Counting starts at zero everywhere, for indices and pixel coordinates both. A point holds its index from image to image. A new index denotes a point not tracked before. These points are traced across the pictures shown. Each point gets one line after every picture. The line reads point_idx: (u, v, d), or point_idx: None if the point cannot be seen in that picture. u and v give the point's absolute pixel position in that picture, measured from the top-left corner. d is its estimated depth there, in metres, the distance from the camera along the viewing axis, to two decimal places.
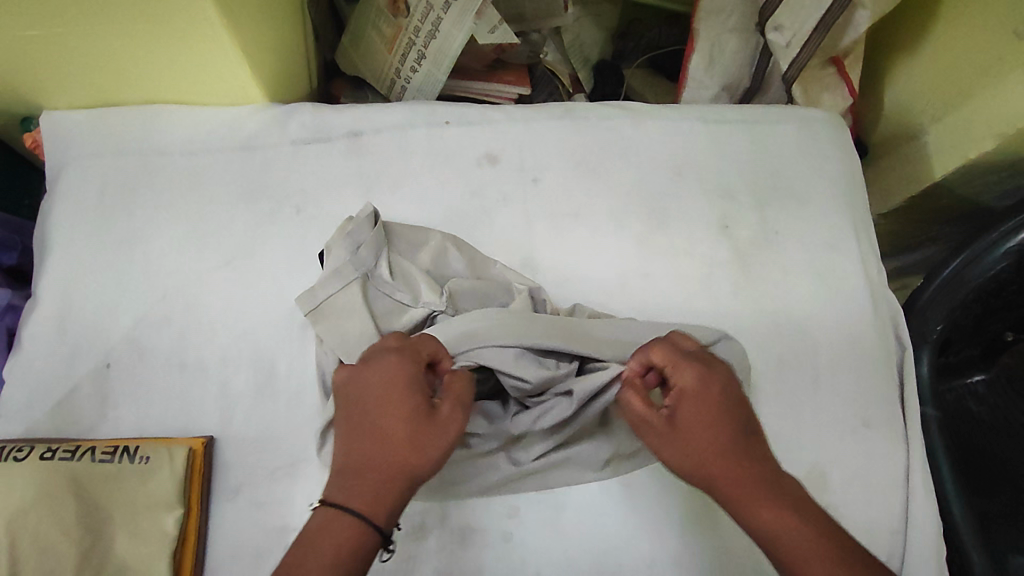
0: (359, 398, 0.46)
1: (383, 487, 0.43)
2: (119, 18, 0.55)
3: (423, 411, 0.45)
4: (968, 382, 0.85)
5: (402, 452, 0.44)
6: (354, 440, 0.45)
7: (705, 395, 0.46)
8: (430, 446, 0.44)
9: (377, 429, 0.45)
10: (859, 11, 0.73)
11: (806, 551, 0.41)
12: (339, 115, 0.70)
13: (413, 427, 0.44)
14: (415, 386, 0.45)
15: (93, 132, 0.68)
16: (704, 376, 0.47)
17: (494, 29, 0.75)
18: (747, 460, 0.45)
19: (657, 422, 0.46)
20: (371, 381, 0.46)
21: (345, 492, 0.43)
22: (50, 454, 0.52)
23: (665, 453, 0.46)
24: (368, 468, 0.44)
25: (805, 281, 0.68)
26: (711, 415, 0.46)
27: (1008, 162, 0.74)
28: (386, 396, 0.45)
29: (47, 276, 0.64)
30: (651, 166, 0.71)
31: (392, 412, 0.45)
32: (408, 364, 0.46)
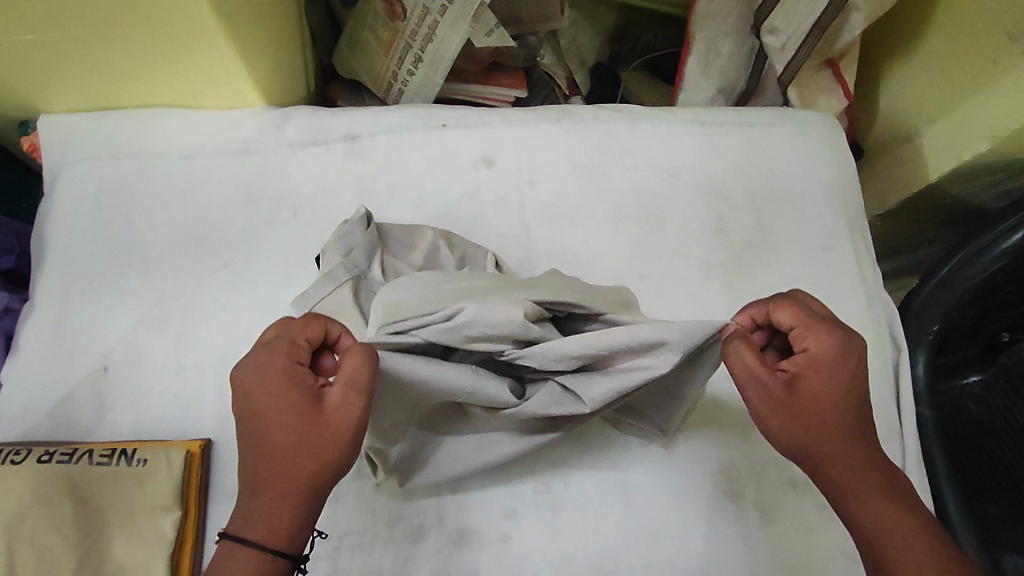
0: (245, 410, 0.43)
1: (285, 502, 0.42)
2: (117, 22, 0.55)
3: (313, 405, 0.42)
4: (966, 383, 0.84)
5: (299, 462, 0.42)
6: (246, 455, 0.43)
7: (833, 364, 0.45)
8: (325, 450, 0.42)
9: (266, 442, 0.42)
10: (853, 14, 0.73)
11: (901, 534, 0.42)
12: (337, 118, 0.70)
13: (304, 433, 0.42)
14: (299, 382, 0.43)
15: (90, 135, 0.67)
16: (841, 344, 0.45)
17: (490, 32, 0.75)
18: (860, 439, 0.45)
19: (775, 386, 0.45)
20: (253, 387, 0.43)
21: (249, 501, 0.42)
22: (47, 457, 0.51)
23: (776, 418, 0.45)
24: (264, 485, 0.42)
25: (801, 282, 0.68)
26: (836, 386, 0.45)
27: (1002, 162, 0.75)
28: (271, 404, 0.43)
29: (45, 279, 0.64)
30: (648, 168, 0.72)
31: (279, 418, 0.42)
32: (287, 357, 0.43)
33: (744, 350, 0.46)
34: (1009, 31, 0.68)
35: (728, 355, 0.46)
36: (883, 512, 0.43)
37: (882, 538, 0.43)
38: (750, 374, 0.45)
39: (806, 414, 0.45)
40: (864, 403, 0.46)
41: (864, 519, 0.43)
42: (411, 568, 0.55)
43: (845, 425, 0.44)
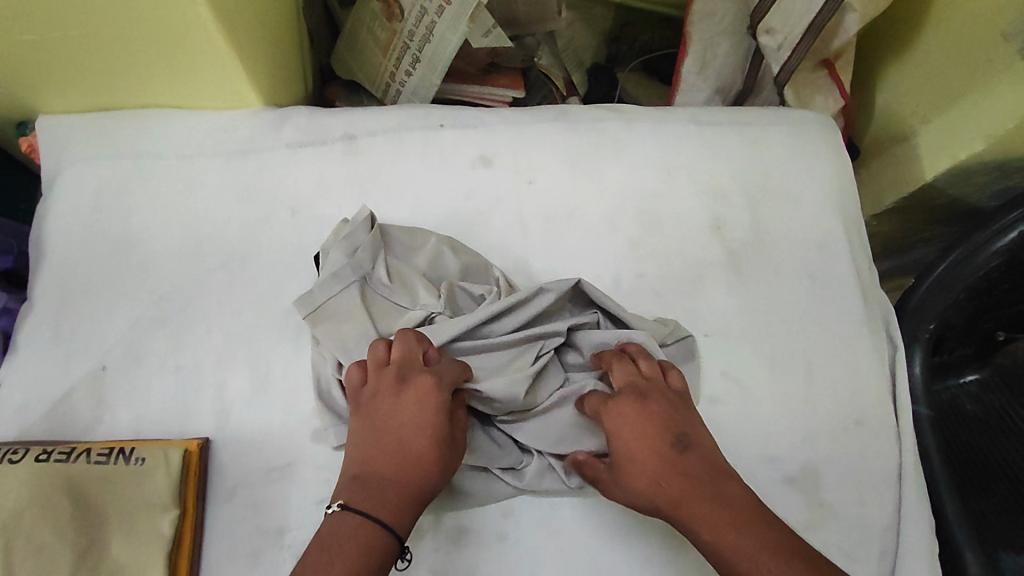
0: (391, 413, 0.49)
1: (409, 505, 0.47)
2: (114, 22, 0.55)
3: (449, 435, 0.50)
4: (962, 382, 0.86)
5: (432, 471, 0.48)
6: (381, 450, 0.48)
7: (624, 426, 0.50)
8: (450, 469, 0.49)
9: (407, 446, 0.48)
10: (849, 14, 0.73)
11: (736, 554, 0.42)
12: (335, 118, 0.71)
13: (441, 449, 0.49)
14: (445, 412, 0.50)
15: (89, 136, 0.68)
16: (618, 412, 0.51)
17: (487, 32, 0.75)
18: (676, 480, 0.46)
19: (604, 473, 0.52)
20: (404, 399, 0.49)
21: (374, 501, 0.46)
22: (45, 456, 0.52)
23: (619, 496, 0.51)
24: (400, 479, 0.47)
25: (797, 281, 0.69)
26: (634, 443, 0.49)
27: (996, 162, 0.75)
28: (420, 419, 0.49)
29: (43, 279, 0.64)
30: (644, 168, 0.72)
31: (425, 436, 0.49)
32: (444, 389, 0.50)
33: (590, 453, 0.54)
34: (1005, 30, 0.69)
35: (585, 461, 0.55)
36: (714, 540, 0.44)
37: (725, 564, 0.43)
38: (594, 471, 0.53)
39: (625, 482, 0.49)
40: (670, 442, 0.48)
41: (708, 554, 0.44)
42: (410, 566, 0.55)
43: (651, 474, 0.47)
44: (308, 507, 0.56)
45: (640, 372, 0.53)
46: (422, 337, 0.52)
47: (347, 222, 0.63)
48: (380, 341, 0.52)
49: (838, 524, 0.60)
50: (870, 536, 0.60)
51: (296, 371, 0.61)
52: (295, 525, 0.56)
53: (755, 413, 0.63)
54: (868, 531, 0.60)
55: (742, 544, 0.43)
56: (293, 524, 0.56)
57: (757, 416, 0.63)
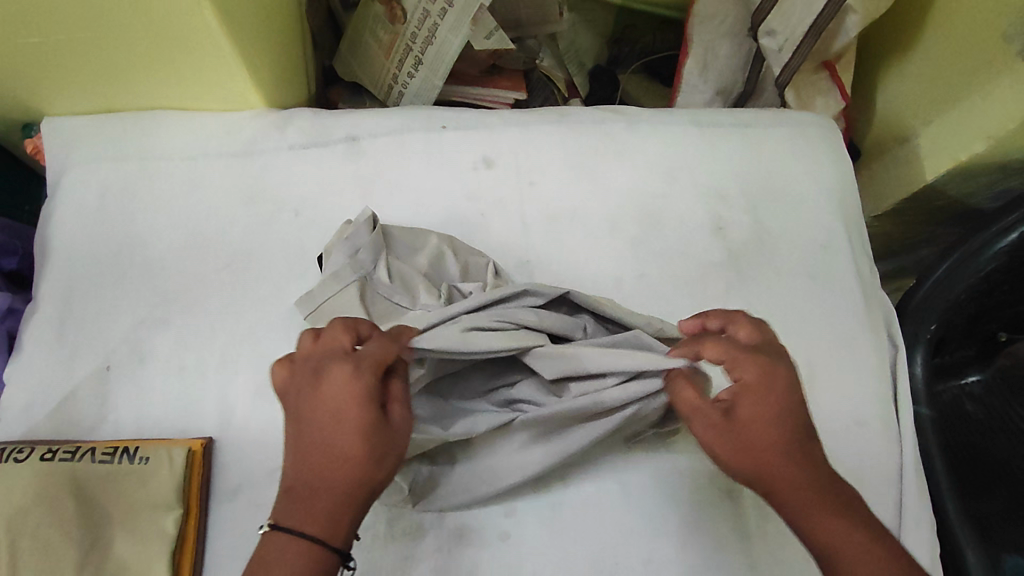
0: (312, 412, 0.43)
1: (340, 513, 0.41)
2: (119, 24, 0.56)
3: (379, 421, 0.43)
4: (963, 383, 0.85)
5: (360, 469, 0.41)
6: (304, 456, 0.42)
7: (767, 387, 0.45)
8: (387, 460, 0.42)
9: (331, 445, 0.42)
10: (849, 15, 0.74)
11: (858, 556, 0.40)
12: (338, 120, 0.71)
13: (369, 442, 0.42)
14: (369, 399, 0.43)
15: (94, 137, 0.68)
16: (768, 372, 0.45)
17: (489, 35, 0.76)
18: (807, 465, 0.43)
19: (714, 416, 0.45)
20: (323, 394, 0.43)
21: (298, 516, 0.41)
22: (51, 455, 0.52)
23: (718, 448, 0.44)
24: (324, 487, 0.41)
25: (798, 281, 0.69)
26: (775, 412, 0.44)
27: (996, 163, 0.75)
28: (339, 413, 0.42)
29: (47, 280, 0.65)
30: (646, 170, 0.72)
31: (347, 433, 0.42)
32: (363, 374, 0.43)
33: (685, 386, 0.48)
34: (1005, 31, 0.69)
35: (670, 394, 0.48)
36: (838, 537, 0.41)
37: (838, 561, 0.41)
38: (690, 405, 0.47)
39: (745, 443, 0.44)
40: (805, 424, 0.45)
41: (821, 546, 0.42)
42: (411, 566, 0.55)
43: (786, 448, 0.43)
44: None
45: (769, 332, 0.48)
46: (349, 323, 0.46)
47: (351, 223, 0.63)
48: (305, 333, 0.47)
49: None
50: None
51: None
52: None
53: None
54: None
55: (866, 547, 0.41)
56: None
57: None
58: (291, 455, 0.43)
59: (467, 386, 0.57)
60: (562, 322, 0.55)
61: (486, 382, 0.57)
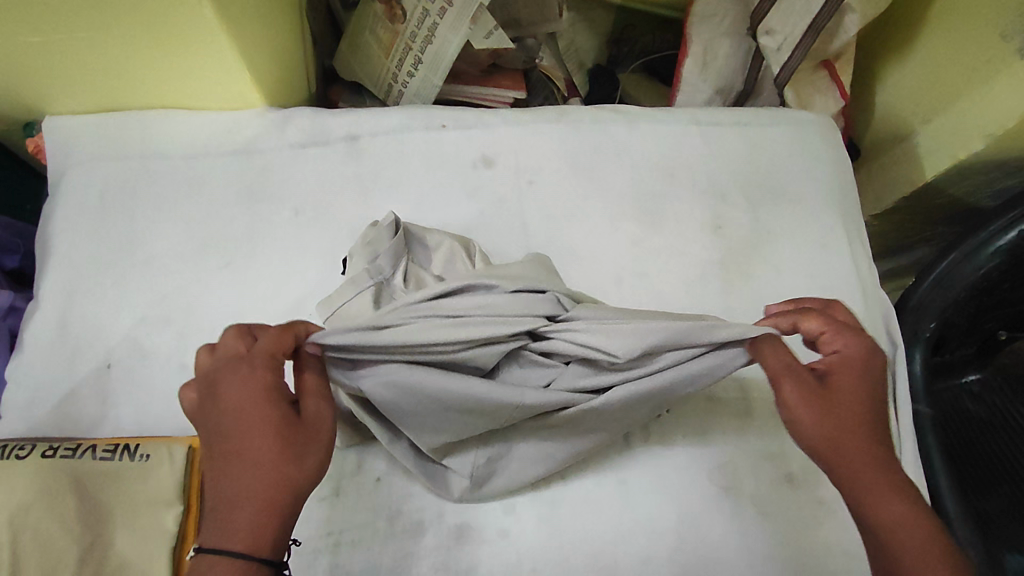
0: (218, 426, 0.42)
1: (264, 516, 0.40)
2: (121, 25, 0.56)
3: (290, 417, 0.42)
4: (963, 382, 0.85)
5: (278, 469, 0.41)
6: (218, 470, 0.41)
7: (863, 365, 0.46)
8: (306, 455, 0.42)
9: (243, 454, 0.41)
10: (848, 15, 0.74)
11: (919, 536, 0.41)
12: (338, 118, 0.71)
13: (282, 442, 0.41)
14: (276, 398, 0.43)
15: (94, 136, 0.68)
16: (867, 355, 0.46)
17: (488, 35, 0.76)
18: (884, 441, 0.44)
19: (808, 381, 0.45)
20: (227, 404, 0.43)
21: (220, 529, 0.39)
22: (52, 452, 0.52)
23: (806, 408, 0.44)
24: (243, 494, 0.40)
25: (798, 279, 0.69)
26: (864, 386, 0.45)
27: (995, 161, 0.75)
28: (246, 418, 0.42)
29: (49, 278, 0.65)
30: (645, 168, 0.72)
31: (255, 436, 0.41)
32: (263, 374, 0.43)
33: (780, 348, 0.47)
34: (1005, 30, 0.69)
35: (761, 354, 0.47)
36: (907, 516, 0.41)
37: (899, 539, 0.41)
38: (784, 364, 0.46)
39: (834, 409, 0.44)
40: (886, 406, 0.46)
41: (883, 516, 0.42)
42: (411, 564, 0.55)
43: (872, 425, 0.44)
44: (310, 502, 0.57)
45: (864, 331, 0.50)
46: (242, 328, 0.46)
47: (374, 224, 0.63)
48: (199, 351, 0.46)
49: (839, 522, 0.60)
50: None
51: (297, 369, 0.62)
52: None
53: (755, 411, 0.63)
54: None
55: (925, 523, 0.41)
56: None
57: (758, 413, 0.63)
58: (206, 472, 0.42)
59: (521, 373, 0.53)
60: (520, 304, 0.51)
61: (541, 365, 0.53)
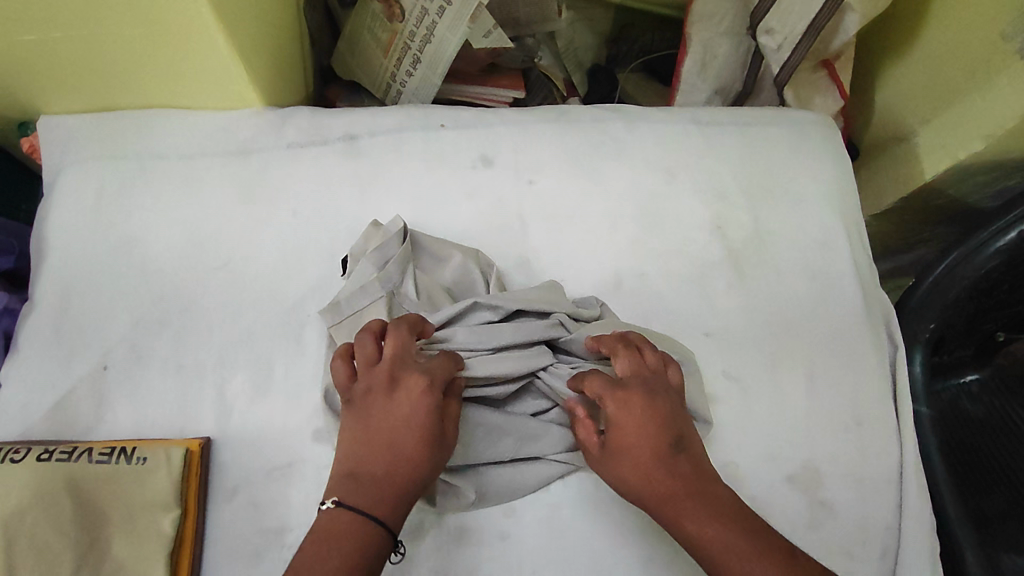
0: (381, 412, 0.48)
1: (400, 502, 0.46)
2: (115, 22, 0.55)
3: (439, 430, 0.48)
4: (962, 382, 0.86)
5: (421, 469, 0.47)
6: (376, 447, 0.47)
7: (630, 418, 0.48)
8: (440, 466, 0.48)
9: (397, 444, 0.47)
10: (848, 14, 0.73)
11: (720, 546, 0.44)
12: (336, 118, 0.71)
13: (431, 447, 0.47)
14: (436, 407, 0.48)
15: (90, 136, 0.68)
16: (625, 403, 0.49)
17: (488, 33, 0.75)
18: (673, 478, 0.47)
19: (594, 451, 0.51)
20: (395, 398, 0.48)
21: (366, 497, 0.45)
22: (47, 455, 0.52)
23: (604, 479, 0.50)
24: (391, 477, 0.46)
25: (799, 279, 0.69)
26: (634, 437, 0.48)
27: (994, 161, 0.75)
28: (410, 415, 0.48)
29: (44, 279, 0.65)
30: (644, 169, 0.72)
31: (414, 435, 0.47)
32: (434, 383, 0.49)
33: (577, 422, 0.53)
34: (1004, 31, 0.69)
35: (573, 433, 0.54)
36: (712, 539, 0.44)
37: (709, 553, 0.44)
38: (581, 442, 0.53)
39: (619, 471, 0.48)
40: (666, 445, 0.48)
41: (689, 543, 0.45)
42: (411, 567, 0.55)
43: (648, 470, 0.47)
44: (309, 504, 0.56)
45: (647, 363, 0.52)
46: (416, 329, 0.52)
47: (378, 228, 0.64)
48: (367, 333, 0.51)
49: (838, 523, 0.60)
50: (871, 537, 0.60)
51: (295, 372, 0.61)
52: (296, 524, 0.56)
53: (755, 412, 0.63)
54: (869, 532, 0.60)
55: (728, 539, 0.44)
56: (294, 523, 0.56)
57: (759, 415, 0.63)
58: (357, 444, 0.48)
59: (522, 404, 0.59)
60: (525, 331, 0.57)
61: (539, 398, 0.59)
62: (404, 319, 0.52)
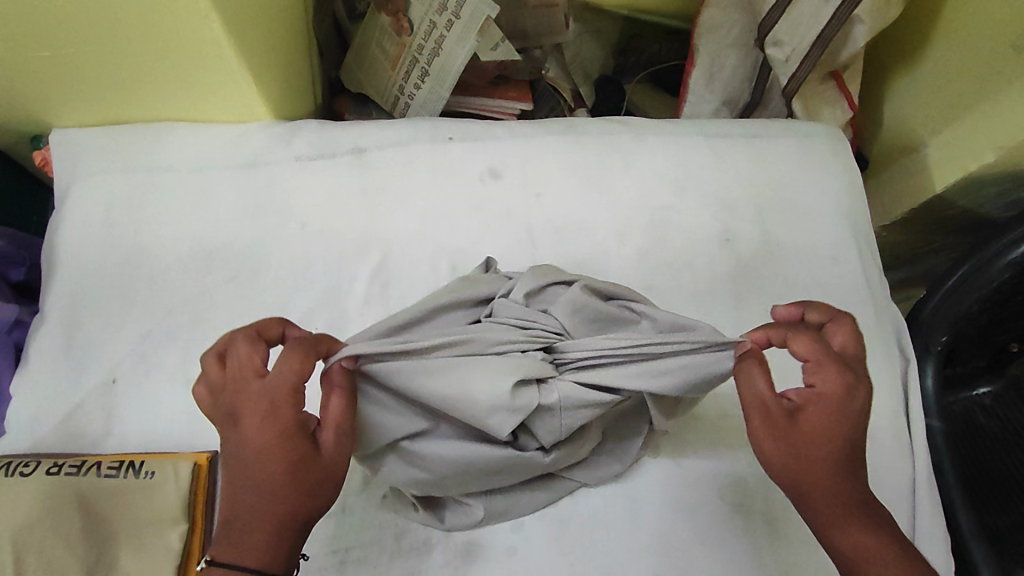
0: (233, 448, 0.43)
1: (277, 541, 0.41)
2: (127, 37, 0.56)
3: (305, 450, 0.42)
4: (975, 395, 0.85)
5: (292, 500, 0.41)
6: (237, 488, 0.42)
7: (841, 404, 0.42)
8: (321, 486, 0.42)
9: (256, 480, 0.42)
10: (856, 26, 0.73)
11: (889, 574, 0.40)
12: (345, 131, 0.71)
13: (297, 473, 0.42)
14: (293, 430, 0.42)
15: (101, 150, 0.68)
16: (846, 387, 0.42)
17: (495, 46, 0.78)
18: (851, 480, 0.43)
19: (774, 414, 0.43)
20: (243, 429, 0.42)
21: (237, 547, 0.41)
22: (56, 470, 0.52)
23: (768, 444, 0.43)
24: (261, 518, 0.41)
25: (809, 292, 0.68)
26: (834, 425, 0.42)
27: (1006, 173, 0.75)
28: (263, 446, 0.42)
29: (54, 293, 0.65)
30: (652, 182, 0.72)
31: (271, 466, 0.41)
32: (281, 403, 0.42)
33: (756, 374, 0.45)
34: (1012, 43, 0.69)
35: (738, 377, 0.46)
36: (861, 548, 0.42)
37: (854, 558, 0.42)
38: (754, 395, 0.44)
39: (798, 446, 0.43)
40: (861, 446, 0.43)
41: (830, 537, 0.43)
42: None
43: (836, 468, 0.42)
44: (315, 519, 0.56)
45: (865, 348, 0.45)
46: (254, 338, 0.44)
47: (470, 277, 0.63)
48: (211, 358, 0.45)
49: None
50: None
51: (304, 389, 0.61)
52: None
53: None
54: None
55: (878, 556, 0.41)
56: None
57: None
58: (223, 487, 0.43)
59: (562, 420, 0.50)
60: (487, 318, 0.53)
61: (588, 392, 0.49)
62: (243, 327, 0.45)
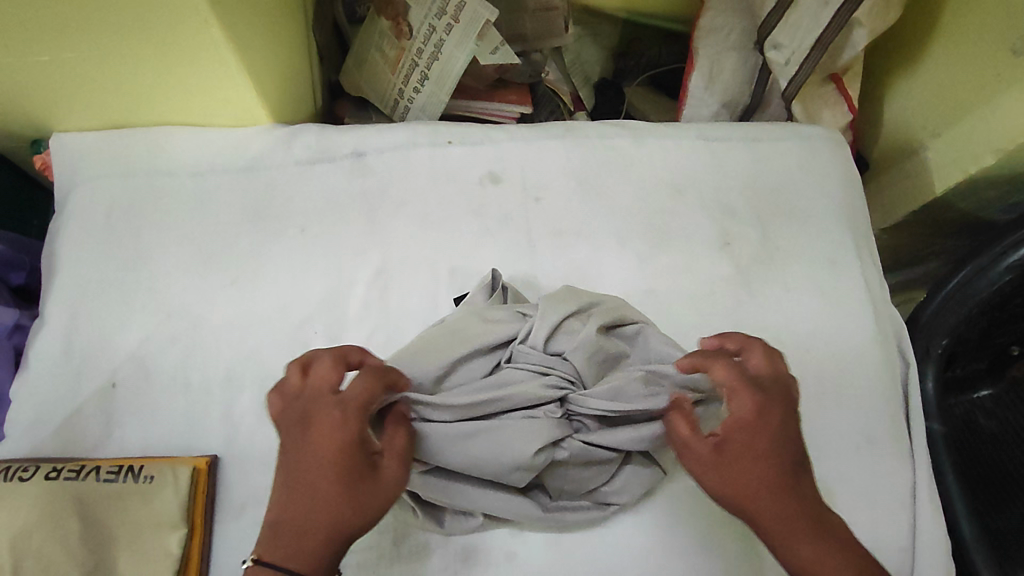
0: (296, 455, 0.43)
1: (321, 551, 0.41)
2: (127, 42, 0.56)
3: (366, 470, 0.43)
4: (975, 397, 0.85)
5: (344, 513, 0.42)
6: (292, 495, 0.42)
7: (758, 424, 0.44)
8: (373, 507, 0.43)
9: (314, 489, 0.42)
10: (856, 28, 0.73)
11: None
12: (344, 135, 0.71)
13: (354, 489, 0.42)
14: (359, 448, 0.43)
15: (101, 154, 0.68)
16: (760, 406, 0.45)
17: (494, 50, 0.77)
18: (791, 495, 0.44)
19: (702, 449, 0.45)
20: (312, 438, 0.43)
21: (284, 551, 0.41)
22: (55, 474, 0.52)
23: (707, 478, 0.45)
24: (311, 527, 0.42)
25: (809, 296, 0.68)
26: (758, 443, 0.44)
27: (1006, 176, 0.74)
28: (326, 459, 0.42)
29: (53, 297, 0.65)
30: (651, 185, 0.72)
31: (330, 478, 0.42)
32: (353, 421, 0.43)
33: (681, 418, 0.48)
34: (1012, 46, 0.69)
35: (670, 423, 0.49)
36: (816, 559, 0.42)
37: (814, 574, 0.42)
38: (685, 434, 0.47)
39: (734, 472, 0.44)
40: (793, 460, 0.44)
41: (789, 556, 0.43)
42: None
43: (772, 487, 0.43)
44: None
45: (781, 368, 0.47)
46: (337, 358, 0.46)
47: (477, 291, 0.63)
48: (292, 366, 0.46)
49: None
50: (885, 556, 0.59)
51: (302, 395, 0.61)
52: None
53: None
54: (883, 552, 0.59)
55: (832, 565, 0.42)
56: None
57: None
58: (276, 492, 0.43)
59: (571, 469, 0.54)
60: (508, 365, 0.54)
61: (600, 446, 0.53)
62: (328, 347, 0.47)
